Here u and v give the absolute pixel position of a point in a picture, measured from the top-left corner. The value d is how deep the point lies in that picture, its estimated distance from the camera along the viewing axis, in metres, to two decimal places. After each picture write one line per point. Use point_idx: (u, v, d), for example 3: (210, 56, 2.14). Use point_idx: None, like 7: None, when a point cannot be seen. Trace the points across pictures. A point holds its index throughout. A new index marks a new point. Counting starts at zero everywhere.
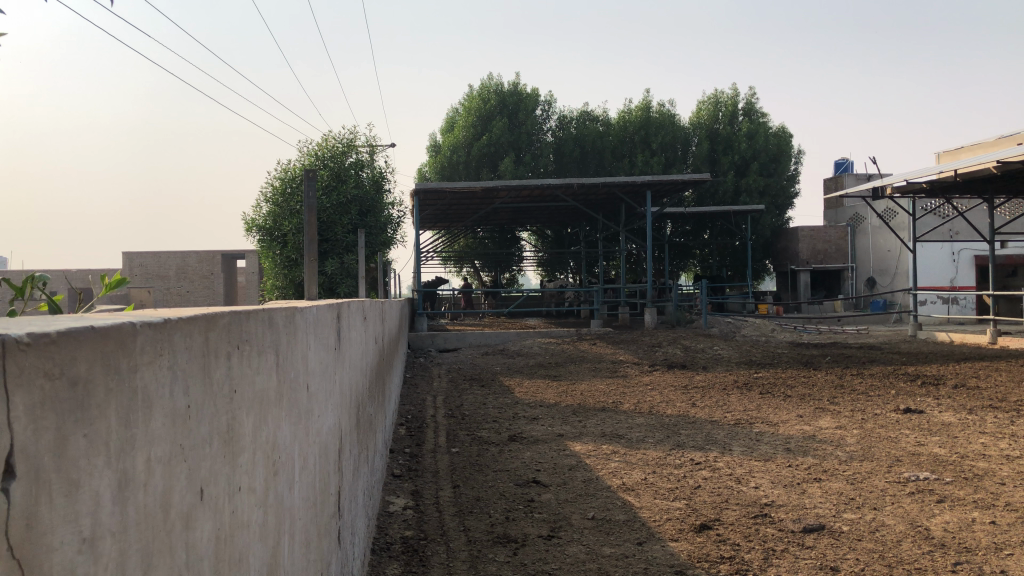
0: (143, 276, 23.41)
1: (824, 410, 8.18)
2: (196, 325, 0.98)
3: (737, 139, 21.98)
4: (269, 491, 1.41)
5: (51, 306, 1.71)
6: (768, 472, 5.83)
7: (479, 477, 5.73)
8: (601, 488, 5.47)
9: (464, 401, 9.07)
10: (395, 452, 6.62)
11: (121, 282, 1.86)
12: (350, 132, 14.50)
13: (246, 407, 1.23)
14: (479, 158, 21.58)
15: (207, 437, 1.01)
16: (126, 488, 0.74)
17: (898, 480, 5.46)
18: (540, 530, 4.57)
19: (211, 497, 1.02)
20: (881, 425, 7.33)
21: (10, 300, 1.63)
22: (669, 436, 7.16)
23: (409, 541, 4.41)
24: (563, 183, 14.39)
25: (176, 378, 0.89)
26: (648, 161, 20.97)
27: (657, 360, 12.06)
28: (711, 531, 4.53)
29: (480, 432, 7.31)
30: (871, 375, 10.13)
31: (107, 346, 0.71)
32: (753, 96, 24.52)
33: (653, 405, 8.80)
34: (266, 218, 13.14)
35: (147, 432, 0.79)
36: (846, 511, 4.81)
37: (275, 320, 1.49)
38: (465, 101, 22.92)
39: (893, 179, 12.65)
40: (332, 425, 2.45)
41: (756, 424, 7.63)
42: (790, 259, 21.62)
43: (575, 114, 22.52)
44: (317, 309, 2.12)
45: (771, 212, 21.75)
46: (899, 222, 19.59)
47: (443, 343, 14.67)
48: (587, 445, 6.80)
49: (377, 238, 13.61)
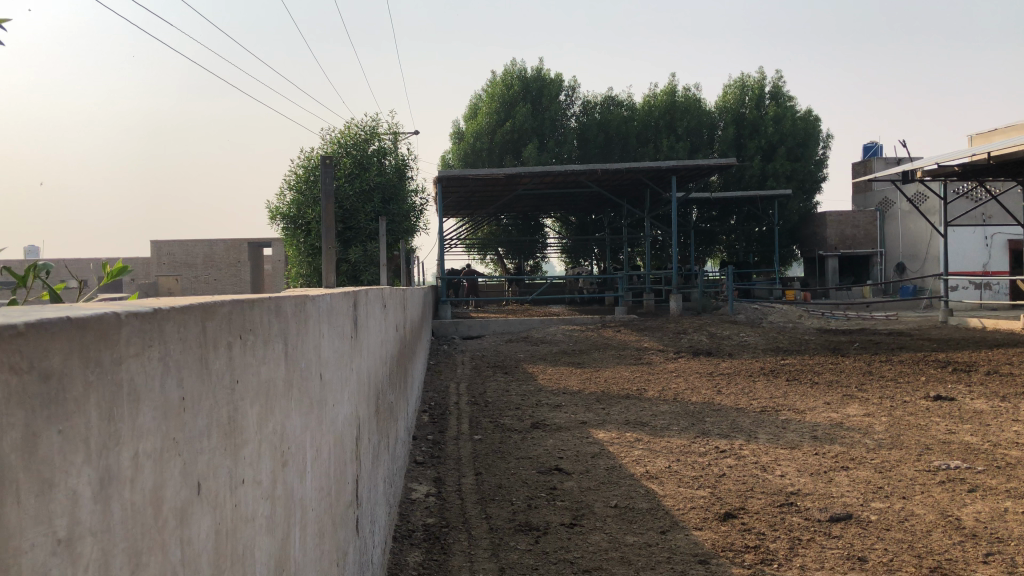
0: (171, 264, 23.58)
1: (852, 398, 8.07)
2: (192, 315, 0.95)
3: (764, 123, 21.70)
4: (277, 484, 1.38)
5: (56, 295, 1.70)
6: (794, 460, 5.75)
7: (501, 465, 5.71)
8: (624, 476, 5.43)
9: (487, 388, 9.06)
10: (417, 438, 6.63)
11: (123, 271, 1.84)
12: (372, 119, 14.49)
13: (249, 399, 1.20)
14: (503, 145, 21.49)
15: (203, 430, 0.98)
16: (109, 486, 0.70)
17: (928, 469, 5.36)
18: (562, 518, 4.53)
19: (209, 493, 0.99)
20: (911, 413, 7.22)
21: (12, 289, 1.61)
22: (694, 424, 7.09)
23: (431, 528, 4.39)
24: (587, 169, 14.28)
25: (168, 371, 0.86)
26: (674, 146, 20.78)
27: (683, 347, 11.96)
28: (736, 519, 4.47)
29: (502, 419, 7.29)
30: (900, 362, 9.98)
31: (87, 338, 0.67)
32: (779, 80, 24.17)
33: (678, 392, 8.74)
34: (290, 206, 13.19)
35: (133, 429, 0.76)
36: (874, 500, 4.73)
37: (283, 309, 1.47)
38: (488, 87, 22.84)
39: (923, 162, 12.42)
40: (349, 413, 2.42)
41: (783, 411, 7.55)
42: (817, 244, 21.36)
43: (598, 99, 22.34)
44: (330, 298, 2.09)
45: (798, 197, 21.48)
46: (930, 206, 19.27)
47: (467, 330, 14.67)
48: (610, 432, 6.75)
49: (400, 226, 13.59)
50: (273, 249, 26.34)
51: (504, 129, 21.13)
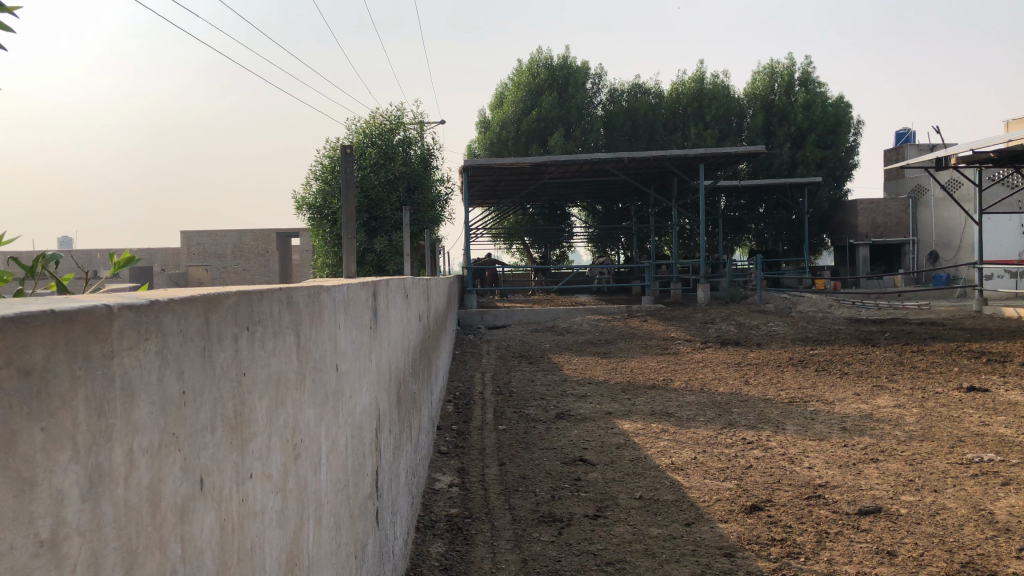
0: (200, 254, 23.78)
1: (883, 388, 7.95)
2: (194, 307, 0.93)
3: (793, 110, 21.40)
4: (290, 476, 1.36)
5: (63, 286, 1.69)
6: (822, 452, 5.67)
7: (526, 455, 5.69)
8: (649, 467, 5.39)
9: (512, 378, 9.04)
10: (442, 429, 6.62)
11: (131, 261, 1.82)
12: (398, 109, 14.49)
13: (258, 391, 1.18)
14: (529, 134, 21.42)
15: (208, 424, 0.96)
16: (101, 485, 0.68)
17: (960, 462, 5.26)
18: (586, 509, 4.50)
19: (213, 488, 0.97)
20: (943, 404, 7.10)
21: (20, 281, 1.60)
22: (721, 415, 7.02)
23: (454, 518, 4.39)
24: (613, 158, 14.17)
25: (167, 365, 0.84)
26: (701, 134, 20.57)
27: (710, 336, 11.86)
28: (762, 512, 4.42)
29: (527, 410, 7.27)
30: (932, 352, 9.82)
31: (74, 331, 0.65)
32: (810, 66, 23.82)
33: (704, 382, 8.66)
34: (316, 196, 13.24)
35: (127, 424, 0.74)
36: (904, 493, 4.65)
37: (295, 300, 1.44)
38: (514, 76, 22.75)
39: (957, 148, 12.17)
40: (367, 404, 2.40)
41: (811, 402, 7.46)
42: (848, 233, 21.07)
43: (625, 88, 22.18)
44: (347, 288, 2.07)
45: (829, 184, 21.17)
46: (964, 193, 18.92)
47: (493, 320, 14.66)
48: (635, 423, 6.70)
49: (425, 216, 13.59)
50: (301, 239, 26.50)
51: (530, 117, 21.05)
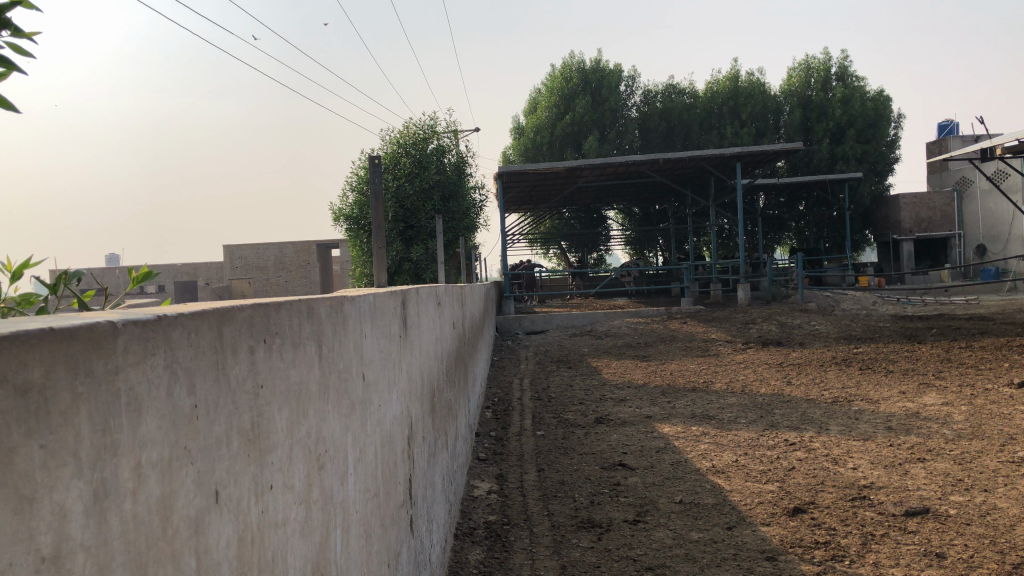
0: (243, 268, 24.15)
1: (930, 386, 7.79)
2: (205, 319, 0.94)
3: (831, 106, 21.09)
4: (313, 487, 1.37)
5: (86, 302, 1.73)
6: (867, 452, 5.55)
7: (564, 461, 5.66)
8: (689, 471, 5.32)
9: (551, 383, 9.04)
10: (481, 435, 6.63)
11: (150, 277, 1.85)
12: (431, 119, 14.56)
13: (277, 402, 1.19)
14: (563, 138, 21.40)
15: (223, 435, 0.97)
16: (106, 499, 0.69)
17: (1010, 460, 5.12)
18: (625, 514, 4.47)
19: (229, 499, 0.98)
20: (992, 401, 6.93)
21: (43, 300, 1.64)
22: (763, 416, 6.92)
23: (492, 525, 4.39)
24: (648, 160, 14.08)
25: (177, 378, 0.85)
26: (737, 133, 20.36)
27: (751, 337, 11.73)
28: (805, 514, 4.34)
29: (566, 415, 7.25)
30: (980, 348, 9.59)
31: (75, 347, 0.66)
32: (847, 60, 23.47)
33: (745, 384, 8.56)
34: (352, 207, 13.36)
35: (134, 440, 0.75)
36: (953, 493, 4.54)
37: (316, 311, 1.45)
38: (547, 81, 22.78)
39: (1002, 138, 11.89)
40: (398, 412, 2.41)
41: (856, 401, 7.34)
42: (891, 228, 20.69)
43: (659, 89, 22.06)
44: (373, 297, 2.07)
45: (870, 179, 20.80)
46: (1011, 184, 18.47)
47: (531, 325, 14.66)
48: (676, 426, 6.65)
49: (460, 223, 13.65)
50: (341, 251, 26.77)
51: (564, 122, 21.03)
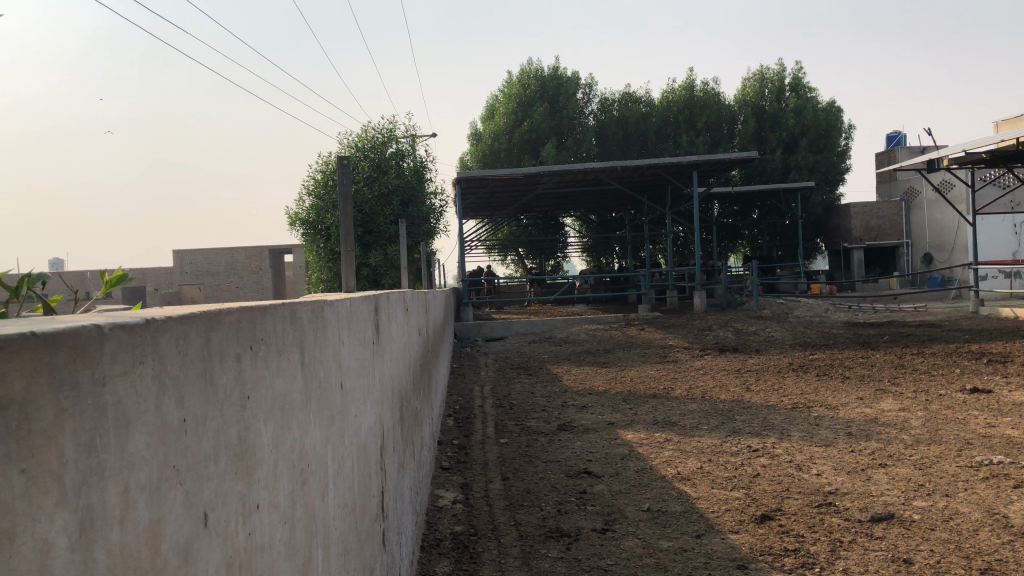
0: (194, 273, 23.62)
1: (885, 392, 7.89)
2: (194, 325, 0.85)
3: (784, 116, 21.41)
4: (297, 505, 1.28)
5: (49, 307, 1.61)
6: (830, 458, 5.58)
7: (529, 469, 5.59)
8: (656, 478, 5.29)
9: (512, 390, 8.96)
10: (443, 444, 6.52)
11: (124, 280, 1.73)
12: (390, 123, 14.42)
13: (263, 414, 1.10)
14: (521, 145, 21.41)
15: (211, 453, 0.88)
16: (93, 533, 0.60)
17: (970, 464, 5.19)
18: (593, 524, 4.41)
19: (218, 524, 0.89)
20: (947, 406, 7.03)
21: (3, 303, 1.52)
22: (724, 423, 6.93)
23: (459, 536, 4.29)
24: (606, 167, 14.12)
25: (166, 390, 0.76)
26: (693, 142, 20.55)
27: (709, 344, 11.80)
28: (773, 522, 4.33)
29: (529, 422, 7.19)
30: (932, 355, 9.74)
31: (59, 357, 0.57)
32: (799, 72, 23.84)
33: (705, 390, 8.58)
34: (309, 212, 13.15)
35: (123, 459, 0.66)
36: (916, 499, 4.57)
37: (299, 316, 1.36)
38: (506, 87, 22.79)
39: (949, 150, 12.18)
40: (373, 423, 2.32)
41: (815, 407, 7.40)
42: (842, 237, 21.07)
43: (616, 97, 22.18)
44: (349, 303, 1.98)
45: (822, 189, 21.17)
46: (957, 195, 18.97)
47: (490, 332, 14.57)
48: (639, 433, 6.62)
49: (420, 228, 13.54)
50: (295, 256, 26.36)
51: (522, 129, 21.04)
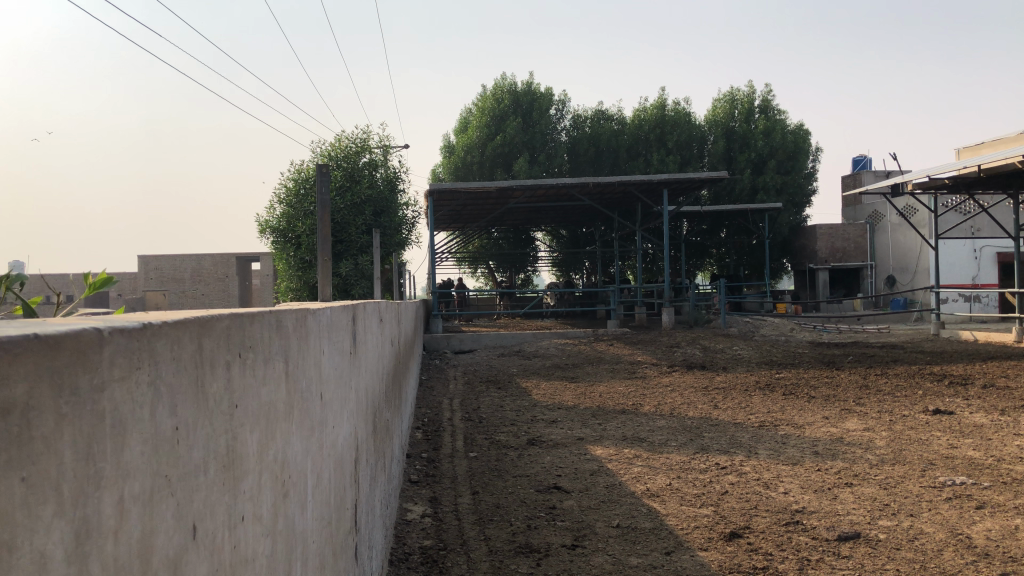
0: (159, 279, 23.28)
1: (850, 412, 7.98)
2: (188, 330, 0.82)
3: (754, 137, 21.70)
4: (279, 517, 1.25)
5: (25, 309, 1.57)
6: (797, 476, 5.62)
7: (499, 483, 5.57)
8: (625, 494, 5.29)
9: (481, 403, 8.93)
10: (412, 456, 6.47)
11: (108, 282, 1.69)
12: (364, 133, 14.36)
13: (250, 423, 1.07)
14: (493, 159, 21.45)
15: (201, 462, 0.85)
16: (88, 545, 0.57)
17: (933, 485, 5.26)
18: (563, 539, 4.39)
19: (206, 536, 0.86)
20: (911, 427, 7.12)
21: None
22: (692, 440, 6.95)
23: (428, 551, 4.24)
24: (578, 183, 14.19)
25: (160, 396, 0.73)
26: (664, 160, 20.73)
27: (677, 360, 11.86)
28: (742, 539, 4.34)
29: (498, 436, 7.15)
30: (896, 376, 9.88)
31: (61, 362, 0.55)
32: (769, 94, 24.19)
33: (674, 407, 8.62)
34: (280, 219, 13.04)
35: (118, 467, 0.63)
36: (881, 518, 4.61)
37: (284, 324, 1.34)
38: (480, 101, 22.84)
39: (914, 175, 12.42)
40: (348, 434, 2.29)
41: (782, 425, 7.46)
42: (808, 257, 21.35)
43: (589, 113, 22.33)
44: (329, 311, 1.96)
45: (789, 210, 21.46)
46: (920, 219, 19.33)
47: (459, 344, 14.53)
48: (608, 449, 6.62)
49: (392, 239, 13.48)
50: (263, 264, 26.10)
51: (495, 143, 21.10)
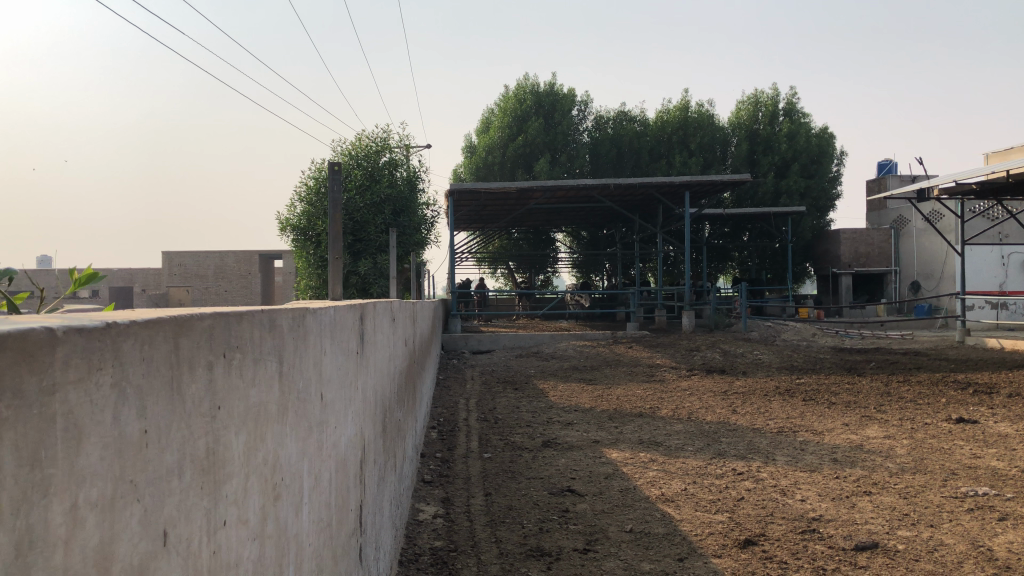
0: (182, 275, 23.47)
1: (871, 419, 7.86)
2: (163, 330, 0.80)
3: (777, 140, 21.52)
4: (269, 521, 1.22)
5: (12, 306, 1.56)
6: (814, 484, 5.54)
7: (512, 485, 5.53)
8: (639, 498, 5.24)
9: (497, 404, 8.90)
10: (426, 456, 6.46)
11: (95, 279, 1.68)
12: (385, 133, 14.38)
13: (236, 424, 1.05)
14: (515, 159, 21.44)
15: (175, 465, 0.83)
16: (31, 556, 0.55)
17: (955, 495, 5.16)
18: (575, 543, 4.35)
19: (180, 542, 0.84)
20: (932, 436, 7.00)
21: None
22: (710, 445, 6.88)
23: (438, 552, 4.22)
24: (599, 184, 14.12)
25: (126, 400, 0.71)
26: (686, 162, 20.60)
27: (696, 364, 11.75)
28: (757, 547, 4.28)
29: (513, 437, 7.12)
30: (918, 383, 9.73)
31: (4, 359, 0.52)
32: (794, 97, 23.98)
33: (692, 411, 8.54)
34: (300, 217, 13.10)
35: (71, 474, 0.60)
36: (900, 528, 4.52)
37: (279, 323, 1.32)
38: (502, 101, 22.84)
39: (940, 179, 12.24)
40: (353, 435, 2.26)
41: (800, 431, 7.36)
42: (831, 262, 21.13)
43: (612, 114, 22.24)
44: (333, 311, 1.93)
45: (812, 214, 21.25)
46: (947, 224, 19.07)
47: (477, 345, 14.51)
48: (624, 452, 6.56)
49: (411, 238, 13.48)
50: (284, 262, 26.26)
51: (517, 143, 21.08)
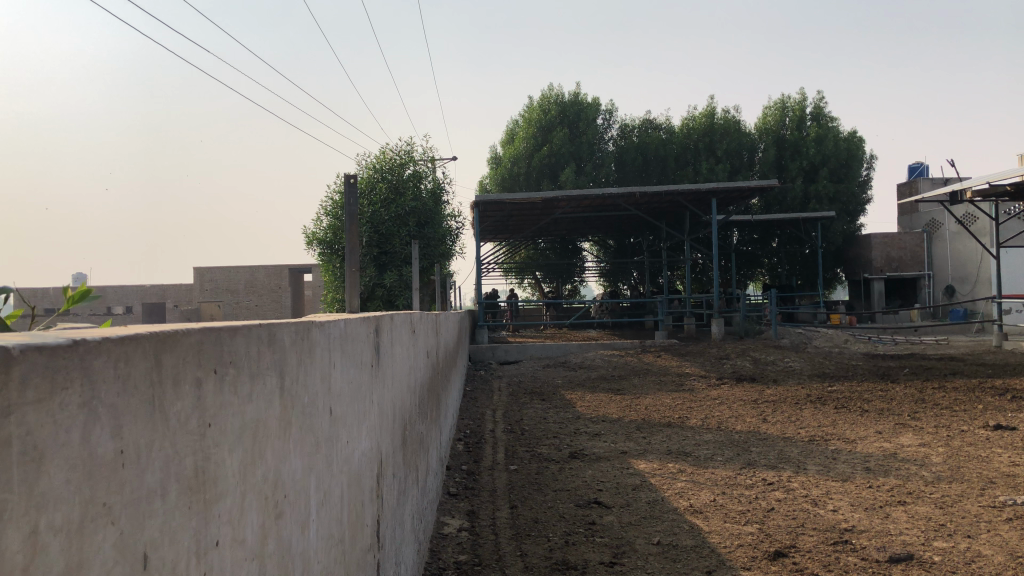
0: (213, 290, 23.71)
1: (905, 426, 7.69)
2: (142, 345, 0.78)
3: (805, 144, 21.30)
4: (269, 537, 1.20)
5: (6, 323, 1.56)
6: (847, 494, 5.41)
7: (538, 497, 5.48)
8: (667, 510, 5.16)
9: (524, 415, 8.85)
10: (452, 468, 6.43)
11: (88, 296, 1.67)
12: (409, 146, 14.42)
13: (228, 440, 1.02)
14: (540, 169, 21.43)
15: (157, 486, 0.80)
16: None
17: (993, 504, 5.02)
18: (602, 556, 4.28)
19: (163, 565, 0.81)
20: (969, 443, 6.83)
21: None
22: (739, 454, 6.78)
23: (462, 566, 4.18)
24: (624, 192, 14.05)
25: (100, 419, 0.69)
26: (713, 169, 20.46)
27: (725, 372, 11.61)
28: (787, 559, 4.18)
29: (540, 448, 7.07)
30: (954, 389, 9.52)
31: None
32: (821, 101, 23.75)
33: (721, 420, 8.42)
34: (326, 231, 13.19)
35: (31, 498, 0.58)
36: (936, 539, 4.41)
37: (280, 336, 1.29)
38: (526, 112, 22.85)
39: (972, 181, 12.00)
40: (368, 447, 2.23)
41: (832, 440, 7.23)
42: (863, 267, 20.84)
43: (637, 122, 22.15)
44: (344, 323, 1.90)
45: (843, 218, 20.99)
46: (981, 226, 18.73)
47: (504, 355, 14.46)
48: (652, 463, 6.49)
49: (435, 250, 13.50)
50: (314, 276, 26.43)
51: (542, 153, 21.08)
